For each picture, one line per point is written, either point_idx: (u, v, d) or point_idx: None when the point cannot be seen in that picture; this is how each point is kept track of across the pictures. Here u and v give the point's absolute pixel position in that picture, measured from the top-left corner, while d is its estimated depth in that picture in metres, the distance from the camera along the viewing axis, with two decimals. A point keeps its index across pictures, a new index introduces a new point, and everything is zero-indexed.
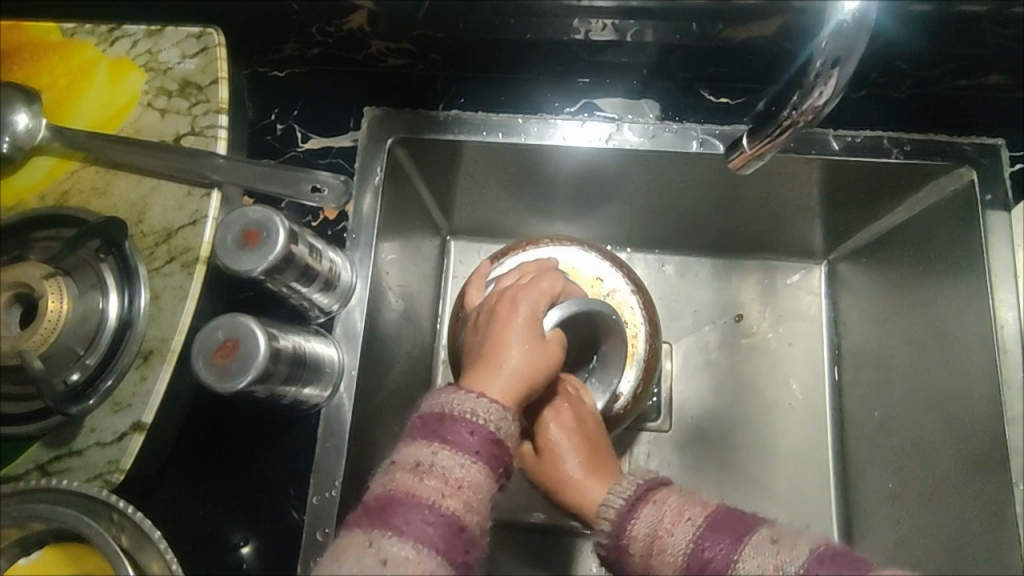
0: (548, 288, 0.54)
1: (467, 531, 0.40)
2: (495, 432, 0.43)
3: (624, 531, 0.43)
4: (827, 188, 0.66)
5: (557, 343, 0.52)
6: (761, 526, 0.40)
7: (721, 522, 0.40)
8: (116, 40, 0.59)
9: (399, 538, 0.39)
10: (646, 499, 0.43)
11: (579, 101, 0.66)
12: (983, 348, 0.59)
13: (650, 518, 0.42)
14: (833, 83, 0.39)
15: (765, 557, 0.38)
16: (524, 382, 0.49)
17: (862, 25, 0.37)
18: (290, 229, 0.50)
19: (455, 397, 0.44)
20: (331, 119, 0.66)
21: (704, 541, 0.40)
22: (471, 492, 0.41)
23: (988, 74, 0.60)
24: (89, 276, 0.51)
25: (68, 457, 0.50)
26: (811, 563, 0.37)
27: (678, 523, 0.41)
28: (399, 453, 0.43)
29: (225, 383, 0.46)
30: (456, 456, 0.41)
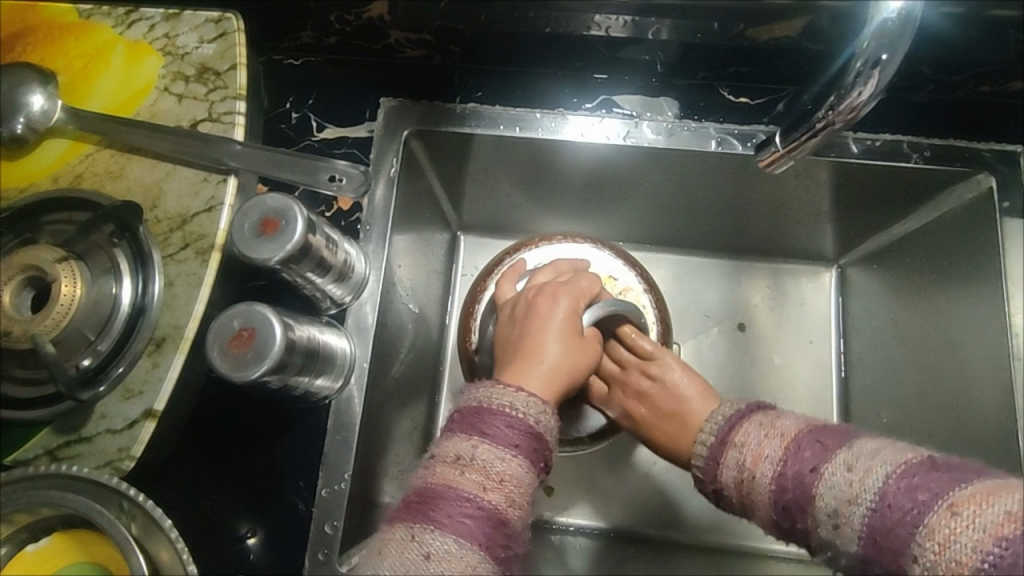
0: (587, 287, 0.57)
1: (506, 523, 0.42)
2: (534, 426, 0.45)
3: (714, 473, 0.48)
4: (844, 191, 0.66)
5: (592, 341, 0.56)
6: (842, 449, 0.43)
7: (805, 446, 0.44)
8: (133, 23, 0.59)
9: (440, 532, 0.40)
10: (728, 441, 0.48)
11: (597, 97, 0.65)
12: (998, 359, 0.59)
13: (735, 459, 0.47)
14: (873, 83, 0.39)
15: (842, 483, 0.41)
16: (562, 376, 0.52)
17: (906, 25, 0.38)
18: (308, 219, 0.49)
19: (494, 392, 0.46)
20: (347, 109, 0.65)
21: (788, 472, 0.44)
22: (511, 486, 0.43)
23: (1008, 82, 0.60)
24: (102, 261, 0.51)
25: (78, 444, 0.49)
26: (887, 485, 0.39)
27: (759, 461, 0.45)
28: (441, 448, 0.44)
29: (240, 373, 0.46)
30: (495, 450, 0.43)
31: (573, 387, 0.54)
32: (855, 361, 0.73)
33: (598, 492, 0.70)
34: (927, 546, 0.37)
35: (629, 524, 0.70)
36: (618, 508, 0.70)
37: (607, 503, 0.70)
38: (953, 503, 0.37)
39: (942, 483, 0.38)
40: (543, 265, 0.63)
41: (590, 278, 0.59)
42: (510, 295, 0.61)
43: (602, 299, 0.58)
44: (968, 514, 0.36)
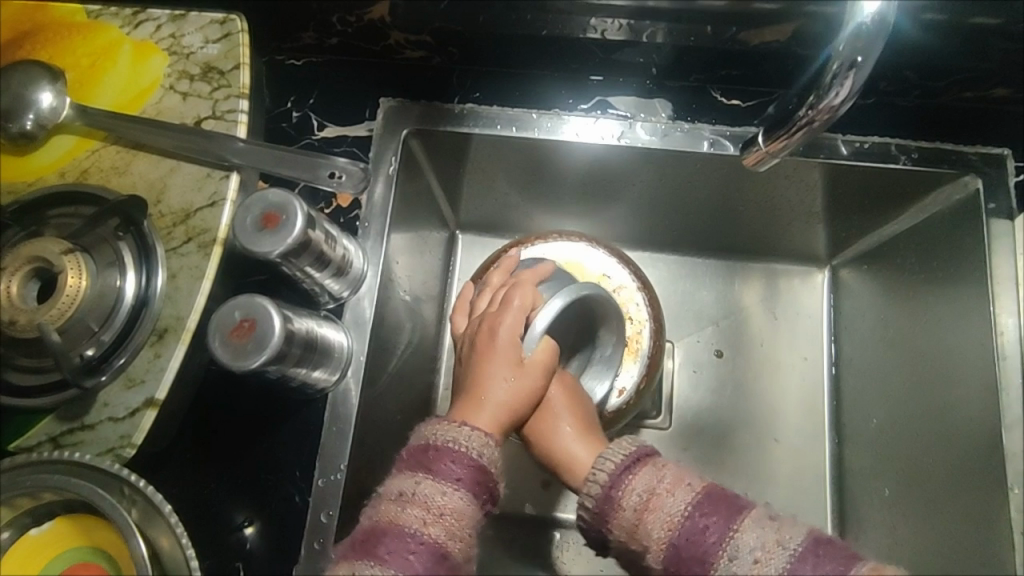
0: (521, 306, 0.55)
1: (448, 557, 0.43)
2: (478, 459, 0.46)
3: (619, 485, 0.45)
4: (833, 193, 0.67)
5: (538, 367, 0.53)
6: (758, 508, 0.43)
7: (716, 494, 0.43)
8: (140, 23, 0.60)
9: (381, 567, 0.42)
10: (645, 462, 0.45)
11: (592, 98, 0.67)
12: (983, 358, 0.59)
13: (649, 479, 0.44)
14: (848, 84, 0.41)
15: (766, 531, 0.41)
16: (506, 412, 0.51)
17: (881, 26, 0.39)
18: (308, 214, 0.51)
19: (440, 429, 0.47)
20: (348, 108, 0.66)
21: (701, 508, 0.42)
22: (453, 519, 0.44)
23: (995, 86, 0.61)
24: (106, 253, 0.52)
25: (81, 431, 0.50)
26: (808, 545, 0.40)
27: (677, 486, 0.44)
28: (388, 485, 0.46)
29: (240, 362, 0.47)
30: (438, 485, 0.44)
31: (520, 421, 0.53)
32: (846, 361, 0.74)
33: None
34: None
35: None
36: None
37: None
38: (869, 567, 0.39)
39: (846, 554, 0.40)
40: (495, 270, 0.62)
41: (531, 293, 0.56)
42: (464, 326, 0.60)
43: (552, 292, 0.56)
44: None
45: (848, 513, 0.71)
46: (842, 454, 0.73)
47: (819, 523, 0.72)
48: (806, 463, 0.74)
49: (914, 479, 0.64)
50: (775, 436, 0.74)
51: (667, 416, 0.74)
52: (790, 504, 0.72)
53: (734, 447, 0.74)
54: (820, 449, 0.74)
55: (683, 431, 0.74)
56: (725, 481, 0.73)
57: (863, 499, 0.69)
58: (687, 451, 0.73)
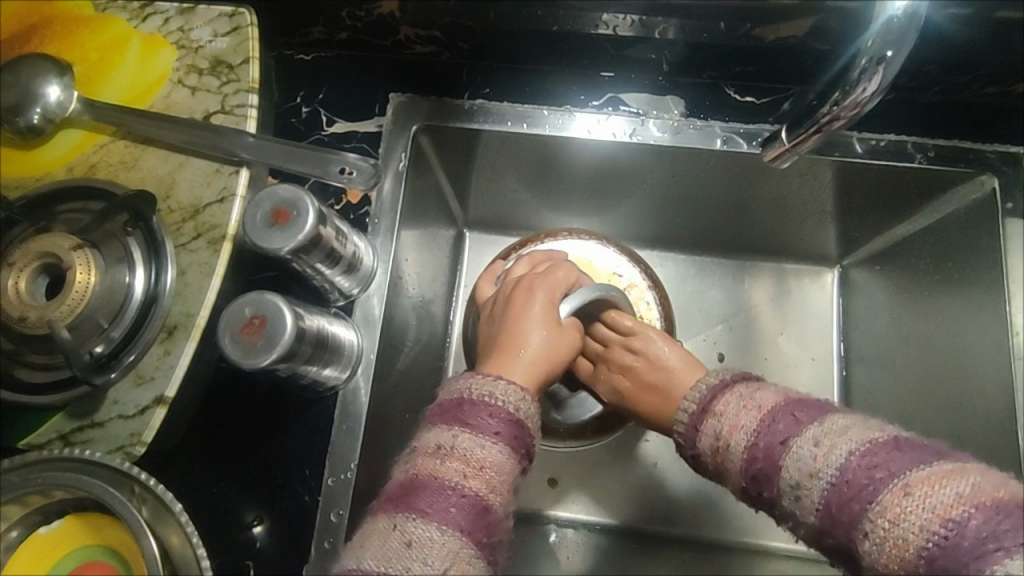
0: (564, 279, 0.57)
1: (489, 510, 0.43)
2: (515, 413, 0.46)
3: (692, 443, 0.47)
4: (846, 192, 0.66)
5: (572, 327, 0.56)
6: (815, 422, 0.41)
7: (778, 418, 0.43)
8: (147, 16, 0.59)
9: (423, 520, 0.41)
10: (708, 412, 0.47)
11: (604, 95, 0.66)
12: (998, 355, 0.60)
13: (712, 429, 0.46)
14: (877, 80, 0.40)
15: (806, 460, 0.40)
16: (543, 363, 0.53)
17: (912, 18, 0.39)
18: (319, 210, 0.50)
19: (474, 384, 0.47)
20: (356, 104, 0.66)
21: (761, 438, 0.43)
22: (492, 473, 0.43)
23: (1013, 84, 0.60)
24: (116, 249, 0.51)
25: (90, 429, 0.50)
26: (855, 455, 0.38)
27: (735, 429, 0.44)
28: (422, 439, 0.45)
29: (251, 359, 0.47)
30: (476, 438, 0.44)
31: (556, 373, 0.54)
32: (857, 360, 0.74)
33: (600, 487, 0.71)
34: (877, 524, 0.36)
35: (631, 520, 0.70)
36: (620, 504, 0.71)
37: (609, 497, 0.71)
38: (907, 484, 0.36)
39: (900, 463, 0.37)
40: (519, 260, 0.62)
41: (569, 269, 0.59)
42: (490, 294, 0.62)
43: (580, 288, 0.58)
44: (920, 495, 0.35)
45: None
46: None
47: None
48: None
49: None
50: None
51: None
52: None
53: None
54: None
55: None
56: None
57: None
58: None
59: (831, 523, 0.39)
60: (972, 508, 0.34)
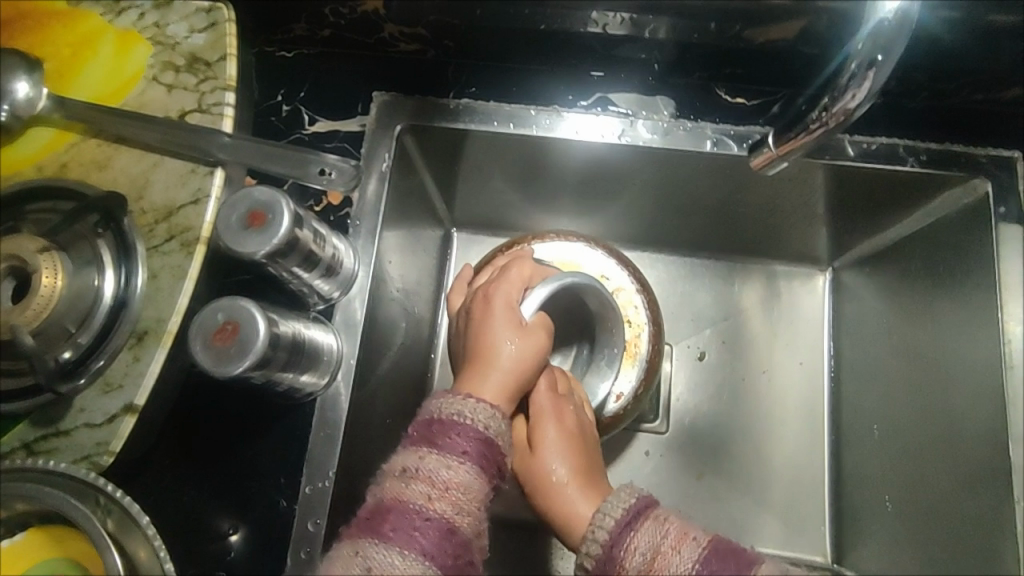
0: (518, 277, 0.56)
1: (456, 532, 0.41)
2: (484, 431, 0.44)
3: (620, 544, 0.44)
4: (837, 195, 0.65)
5: (539, 327, 0.54)
6: (764, 566, 0.42)
7: (717, 556, 0.42)
8: (123, 11, 0.58)
9: (384, 545, 0.40)
10: (646, 516, 0.44)
11: (592, 95, 0.64)
12: (988, 365, 0.58)
13: (651, 535, 0.43)
14: (867, 85, 0.39)
15: None
16: (512, 377, 0.52)
17: (902, 27, 0.38)
18: (295, 213, 0.49)
19: (444, 402, 0.46)
20: (339, 103, 0.64)
21: (706, 571, 0.41)
22: (458, 494, 0.42)
23: (1006, 87, 0.59)
24: (84, 252, 0.50)
25: (56, 437, 0.48)
26: None
27: (682, 541, 0.43)
28: (392, 461, 0.44)
29: (222, 367, 0.45)
30: (443, 459, 0.43)
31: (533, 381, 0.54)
32: (848, 366, 0.73)
33: None
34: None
35: None
36: None
37: None
38: None
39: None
40: (483, 266, 0.63)
41: (524, 263, 0.58)
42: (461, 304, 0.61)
43: (537, 283, 0.56)
44: None
45: (846, 521, 0.70)
46: (842, 462, 0.72)
47: (817, 533, 0.70)
48: (804, 471, 0.72)
49: (916, 491, 0.63)
50: (773, 442, 0.73)
51: (665, 420, 0.73)
52: (788, 513, 0.71)
53: (731, 453, 0.72)
54: (820, 456, 0.73)
55: (681, 436, 0.73)
56: (722, 488, 0.71)
57: (865, 508, 0.68)
58: (684, 456, 0.72)
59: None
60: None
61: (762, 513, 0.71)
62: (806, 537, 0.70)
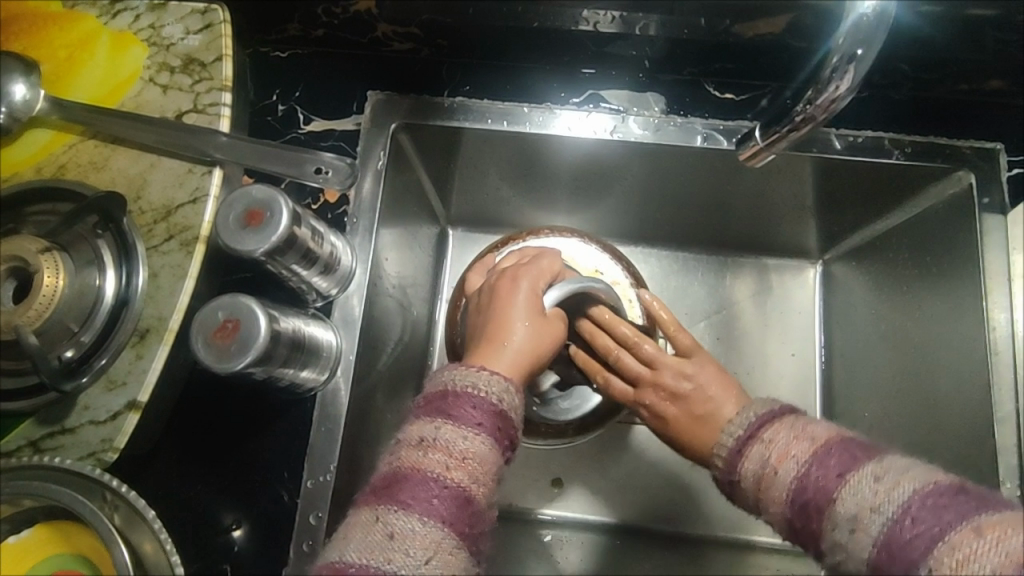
0: (548, 268, 0.57)
1: (473, 501, 0.42)
2: (498, 404, 0.45)
3: (735, 467, 0.44)
4: (826, 189, 0.67)
5: (556, 319, 0.55)
6: (869, 462, 0.38)
7: (832, 451, 0.39)
8: (117, 13, 0.58)
9: (405, 512, 0.41)
10: (756, 436, 0.44)
11: (584, 92, 0.65)
12: (973, 350, 0.59)
13: (759, 453, 0.43)
14: (849, 78, 0.40)
15: (864, 497, 0.36)
16: (529, 358, 0.52)
17: (880, 19, 0.39)
18: (294, 210, 0.49)
19: (457, 375, 0.46)
20: (334, 102, 0.65)
21: (808, 479, 0.39)
22: (475, 464, 0.43)
23: (987, 80, 0.61)
24: (85, 252, 0.50)
25: (60, 435, 0.49)
26: (913, 501, 0.35)
27: (784, 458, 0.41)
28: (406, 431, 0.45)
29: (225, 364, 0.46)
30: (459, 430, 0.43)
31: (541, 367, 0.54)
32: (838, 355, 0.74)
33: (584, 486, 0.71)
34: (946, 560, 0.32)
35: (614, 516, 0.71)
36: (605, 502, 0.71)
37: (595, 495, 0.71)
38: (979, 526, 0.32)
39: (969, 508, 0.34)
40: (510, 253, 0.62)
41: (553, 259, 0.59)
42: (479, 285, 0.61)
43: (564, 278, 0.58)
44: (991, 538, 0.32)
45: None
46: None
47: None
48: None
49: None
50: None
51: None
52: None
53: None
54: None
55: None
56: None
57: None
58: None
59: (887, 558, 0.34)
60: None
61: None
62: None
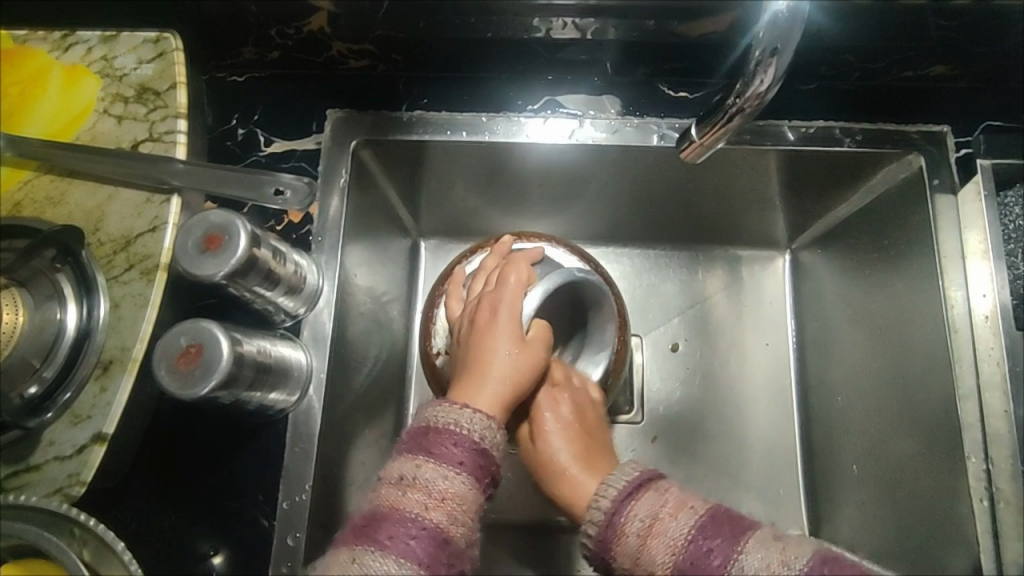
0: (522, 285, 0.56)
1: (450, 541, 0.42)
2: (480, 442, 0.46)
3: (620, 513, 0.43)
4: (786, 180, 0.68)
5: (540, 342, 0.55)
6: (762, 526, 0.40)
7: (722, 517, 0.41)
8: (69, 46, 0.58)
9: (381, 552, 0.41)
10: (647, 487, 0.43)
11: (541, 98, 0.66)
12: (935, 329, 0.60)
13: (651, 505, 0.42)
14: (772, 71, 0.41)
15: (767, 554, 0.38)
16: (509, 389, 0.52)
17: (796, 16, 0.38)
18: (252, 232, 0.49)
19: (440, 410, 0.47)
20: (293, 123, 0.65)
21: (705, 534, 0.40)
22: (455, 504, 0.43)
23: (930, 65, 0.62)
24: (44, 287, 0.50)
25: (26, 473, 0.49)
26: (812, 565, 0.37)
27: (680, 509, 0.41)
28: (387, 469, 0.45)
29: (188, 389, 0.46)
30: (439, 469, 0.44)
31: (524, 396, 0.54)
32: (811, 342, 0.75)
33: None
34: None
35: None
36: None
37: None
38: None
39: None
40: (483, 271, 0.62)
41: (530, 271, 0.58)
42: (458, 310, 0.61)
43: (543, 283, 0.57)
44: None
45: (820, 494, 0.71)
46: (811, 437, 0.74)
47: (793, 506, 0.72)
48: (776, 448, 0.74)
49: (880, 458, 0.65)
50: (746, 423, 0.75)
51: (639, 409, 0.75)
52: (764, 489, 0.73)
53: (705, 437, 0.74)
54: (791, 431, 0.75)
55: (656, 423, 0.74)
56: (698, 471, 0.73)
57: (835, 478, 0.70)
58: (660, 443, 0.74)
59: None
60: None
61: (739, 492, 0.72)
62: (782, 512, 0.72)
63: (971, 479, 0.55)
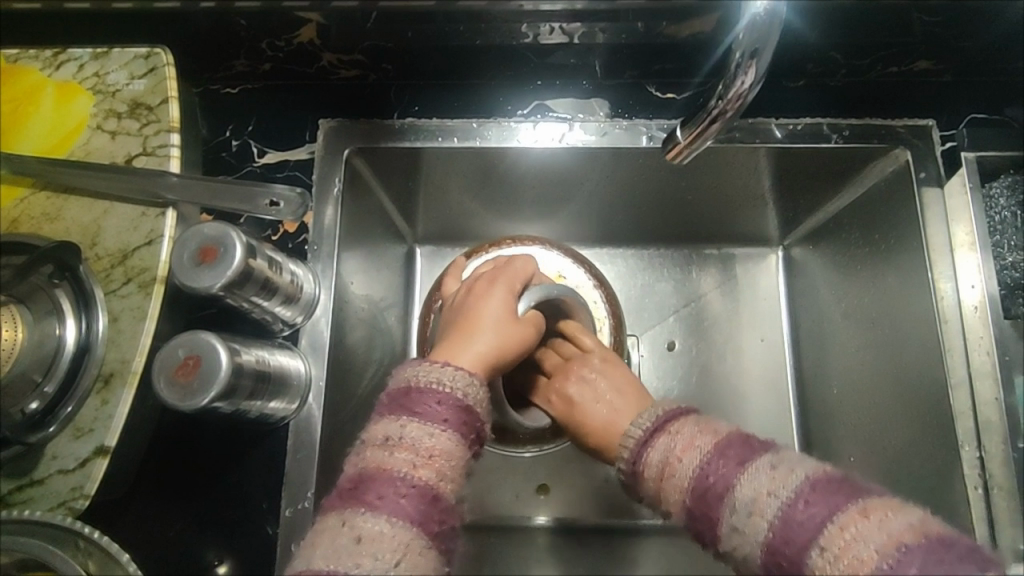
0: (521, 271, 0.58)
1: (439, 498, 0.43)
2: (462, 398, 0.46)
3: (641, 457, 0.47)
4: (777, 175, 0.69)
5: (529, 324, 0.56)
6: (765, 452, 0.42)
7: (731, 445, 0.43)
8: (61, 64, 0.59)
9: (371, 513, 0.41)
10: (662, 430, 0.47)
11: (531, 103, 0.67)
12: (925, 320, 0.61)
13: (664, 447, 0.45)
14: (752, 72, 0.42)
15: (761, 481, 0.40)
16: (490, 356, 0.52)
17: (774, 16, 0.40)
18: (247, 243, 0.50)
19: (421, 370, 0.46)
20: (286, 133, 0.66)
21: (711, 465, 0.42)
22: (442, 461, 0.43)
23: (914, 61, 0.63)
24: (43, 302, 0.51)
25: (30, 487, 0.50)
26: (806, 486, 0.39)
27: (688, 449, 0.44)
28: (371, 430, 0.45)
29: (189, 401, 0.46)
30: (424, 426, 0.43)
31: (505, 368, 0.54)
32: (806, 337, 0.76)
33: (569, 489, 0.71)
34: (835, 542, 0.36)
35: (601, 518, 0.71)
36: (591, 504, 0.71)
37: (581, 498, 0.71)
38: (865, 508, 0.37)
39: (849, 494, 0.38)
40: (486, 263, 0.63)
41: (527, 262, 0.59)
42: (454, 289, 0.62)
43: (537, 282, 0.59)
44: (877, 520, 0.36)
45: None
46: (809, 431, 0.74)
47: None
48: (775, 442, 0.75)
49: (877, 449, 0.65)
50: (744, 418, 0.75)
51: None
52: None
53: None
54: (789, 425, 0.75)
55: None
56: None
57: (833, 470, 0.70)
58: None
59: (780, 541, 0.38)
60: (920, 538, 0.35)
61: None
62: None
63: (966, 467, 0.56)
